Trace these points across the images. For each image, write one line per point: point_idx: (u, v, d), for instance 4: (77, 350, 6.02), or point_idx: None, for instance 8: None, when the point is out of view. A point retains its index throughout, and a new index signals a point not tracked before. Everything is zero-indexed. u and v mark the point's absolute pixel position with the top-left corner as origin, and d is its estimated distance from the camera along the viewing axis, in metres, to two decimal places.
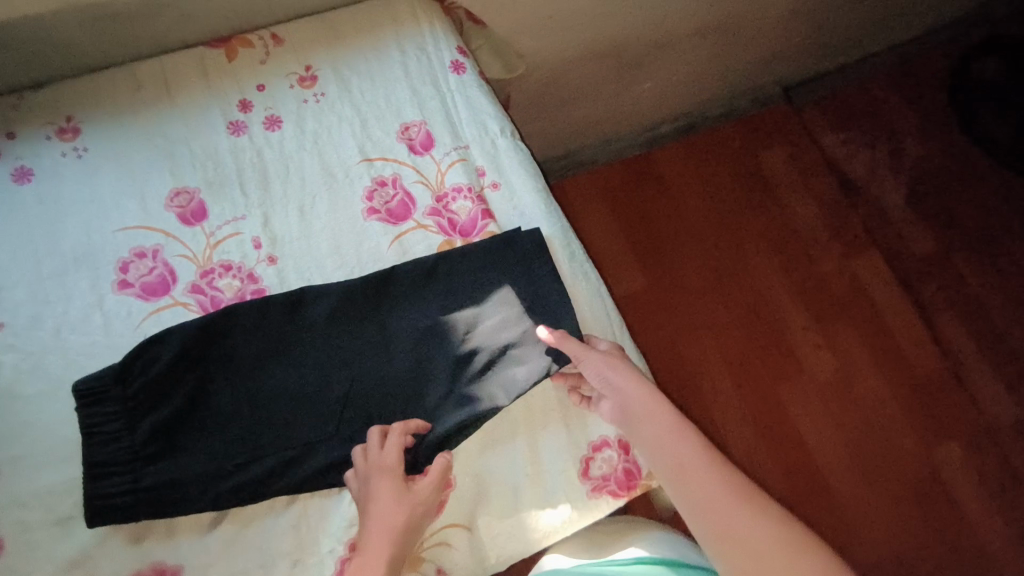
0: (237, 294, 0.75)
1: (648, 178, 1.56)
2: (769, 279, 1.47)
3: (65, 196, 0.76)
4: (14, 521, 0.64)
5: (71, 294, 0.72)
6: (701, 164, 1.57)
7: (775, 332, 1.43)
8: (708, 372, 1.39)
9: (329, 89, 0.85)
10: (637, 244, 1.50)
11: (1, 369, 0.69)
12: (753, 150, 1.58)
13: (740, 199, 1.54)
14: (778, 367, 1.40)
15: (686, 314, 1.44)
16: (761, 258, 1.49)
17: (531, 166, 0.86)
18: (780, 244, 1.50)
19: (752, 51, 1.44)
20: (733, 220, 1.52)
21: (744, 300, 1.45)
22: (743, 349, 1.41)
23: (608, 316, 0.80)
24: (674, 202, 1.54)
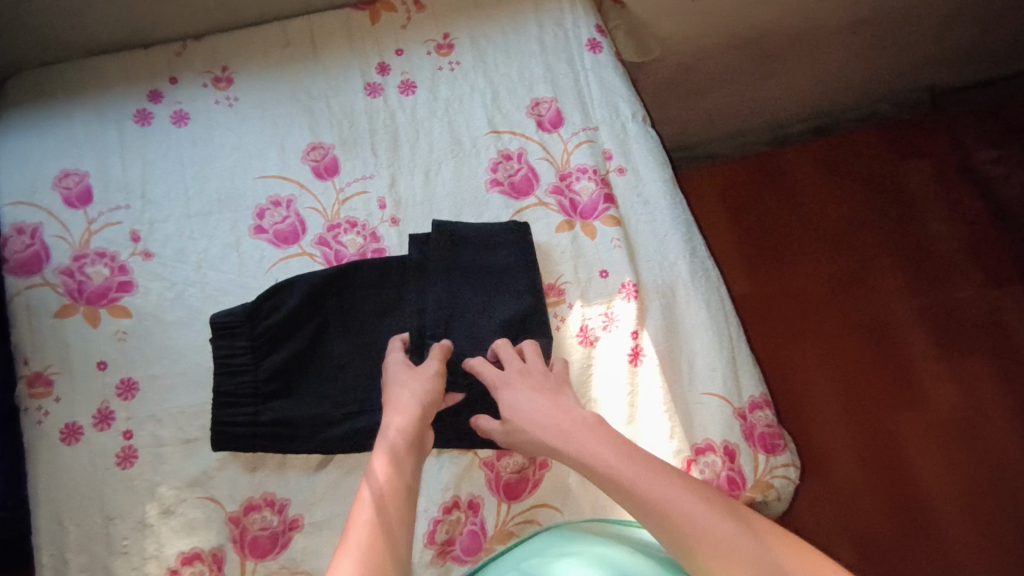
0: (359, 251, 0.77)
1: (769, 181, 1.47)
2: (891, 299, 1.36)
3: (215, 141, 0.81)
4: (150, 434, 0.70)
5: (213, 233, 0.77)
6: (828, 169, 1.47)
7: (891, 356, 1.32)
8: (809, 388, 1.31)
9: (465, 59, 0.86)
10: (748, 248, 1.42)
11: (148, 296, 0.75)
12: (890, 159, 1.46)
13: (868, 210, 1.43)
14: (891, 397, 1.29)
15: (792, 324, 1.36)
16: (885, 278, 1.38)
17: (660, 154, 0.83)
18: (910, 266, 1.38)
19: (903, 52, 1.33)
20: (858, 232, 1.42)
21: (859, 318, 1.35)
22: (853, 372, 1.32)
23: (726, 317, 0.76)
24: (794, 208, 1.44)
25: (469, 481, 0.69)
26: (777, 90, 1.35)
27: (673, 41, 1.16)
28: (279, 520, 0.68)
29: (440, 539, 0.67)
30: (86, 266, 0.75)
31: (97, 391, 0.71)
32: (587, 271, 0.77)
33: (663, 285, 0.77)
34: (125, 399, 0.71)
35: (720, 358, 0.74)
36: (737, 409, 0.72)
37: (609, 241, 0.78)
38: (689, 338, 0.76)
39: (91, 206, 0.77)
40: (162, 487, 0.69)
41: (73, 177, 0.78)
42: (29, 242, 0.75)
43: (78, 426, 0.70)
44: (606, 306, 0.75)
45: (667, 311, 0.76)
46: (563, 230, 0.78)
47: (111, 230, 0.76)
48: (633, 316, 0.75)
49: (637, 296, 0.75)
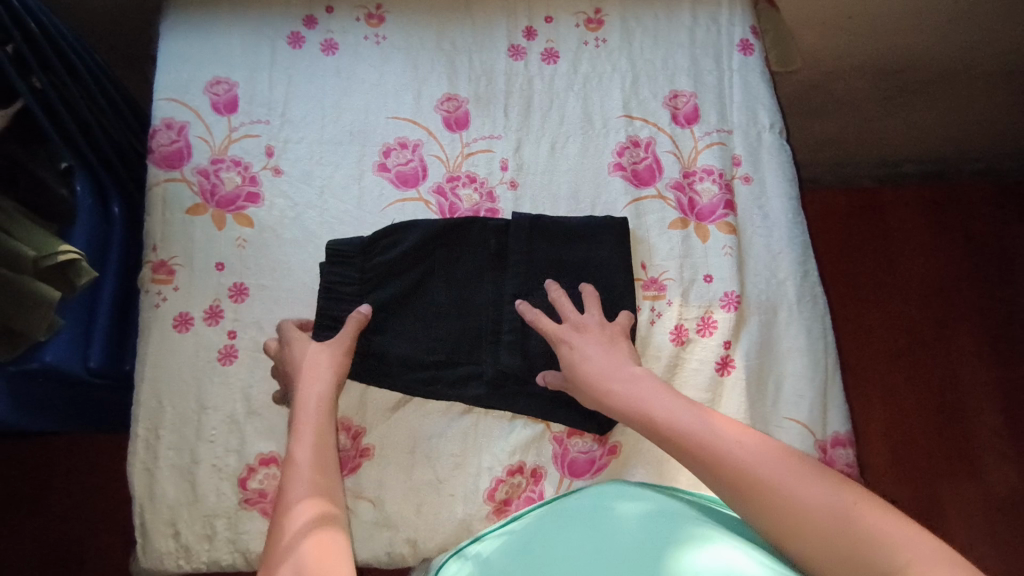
0: (473, 207, 0.78)
1: (875, 217, 1.39)
2: (976, 366, 1.29)
3: (357, 74, 0.83)
4: (251, 339, 0.74)
5: (340, 162, 0.80)
6: (940, 217, 1.38)
7: (961, 424, 1.26)
8: (867, 438, 1.26)
9: (612, 38, 0.85)
10: (837, 282, 1.35)
11: (271, 210, 0.78)
12: (1009, 221, 1.37)
13: (972, 269, 1.35)
14: (953, 467, 1.23)
15: (865, 370, 1.30)
16: (975, 345, 1.31)
17: (791, 170, 0.81)
18: (1003, 337, 1.31)
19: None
20: (956, 290, 1.34)
21: (937, 378, 1.29)
22: (918, 434, 1.26)
23: (825, 347, 0.73)
24: (894, 251, 1.37)
25: (536, 450, 0.71)
26: (912, 126, 1.28)
27: (817, 56, 1.12)
28: (352, 446, 0.71)
29: (499, 497, 0.70)
30: (221, 171, 0.79)
31: (212, 288, 0.75)
32: (692, 272, 0.76)
33: (766, 302, 0.75)
34: (236, 301, 0.75)
35: (811, 386, 0.71)
36: (819, 440, 0.70)
37: (720, 247, 0.76)
38: (782, 358, 0.73)
39: (235, 115, 0.81)
40: (254, 389, 0.73)
41: (223, 86, 0.82)
42: (175, 138, 0.80)
43: (190, 316, 0.74)
44: (706, 310, 0.74)
45: (765, 328, 0.74)
46: (676, 227, 0.77)
47: (249, 141, 0.80)
48: (730, 326, 0.73)
49: (737, 308, 0.74)
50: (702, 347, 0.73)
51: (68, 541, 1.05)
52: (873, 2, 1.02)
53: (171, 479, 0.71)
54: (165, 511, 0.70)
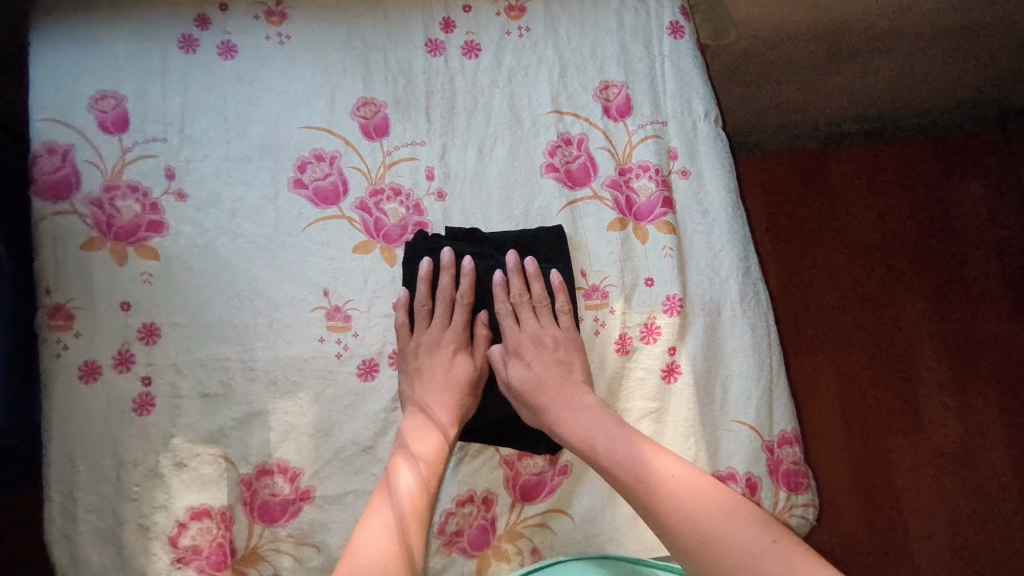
0: (401, 222, 0.73)
1: (815, 184, 1.40)
2: (915, 322, 1.34)
3: (261, 81, 0.76)
4: (169, 384, 0.69)
5: (251, 180, 0.73)
6: (877, 178, 1.40)
7: (903, 380, 1.31)
8: (818, 403, 1.29)
9: (536, 26, 0.79)
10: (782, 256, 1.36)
11: (179, 238, 0.71)
12: (942, 177, 1.41)
13: (910, 227, 1.38)
14: (899, 427, 1.28)
15: (812, 335, 1.33)
16: (914, 304, 1.34)
17: (729, 160, 0.78)
18: (940, 294, 1.35)
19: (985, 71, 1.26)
20: (895, 249, 1.37)
21: (880, 338, 1.33)
22: (868, 398, 1.30)
23: (769, 345, 0.73)
24: (838, 218, 1.38)
25: (487, 476, 0.68)
26: (848, 89, 1.28)
27: (753, 25, 1.08)
28: (291, 488, 0.67)
29: (450, 530, 0.66)
30: (117, 199, 0.71)
31: (119, 331, 0.69)
32: (633, 276, 0.73)
33: (710, 303, 0.73)
34: (147, 343, 0.69)
35: (756, 386, 0.71)
36: (766, 441, 0.70)
37: (661, 249, 0.74)
38: (728, 361, 0.72)
39: (127, 134, 0.73)
40: (178, 439, 0.68)
41: (110, 100, 0.73)
42: (60, 164, 0.71)
43: (98, 365, 0.68)
44: (649, 317, 0.72)
45: (710, 330, 0.72)
46: (614, 228, 0.74)
47: (146, 163, 0.73)
48: (674, 332, 0.72)
49: (680, 312, 0.72)
50: (646, 355, 0.72)
51: None
52: None
53: (94, 543, 0.65)
54: None
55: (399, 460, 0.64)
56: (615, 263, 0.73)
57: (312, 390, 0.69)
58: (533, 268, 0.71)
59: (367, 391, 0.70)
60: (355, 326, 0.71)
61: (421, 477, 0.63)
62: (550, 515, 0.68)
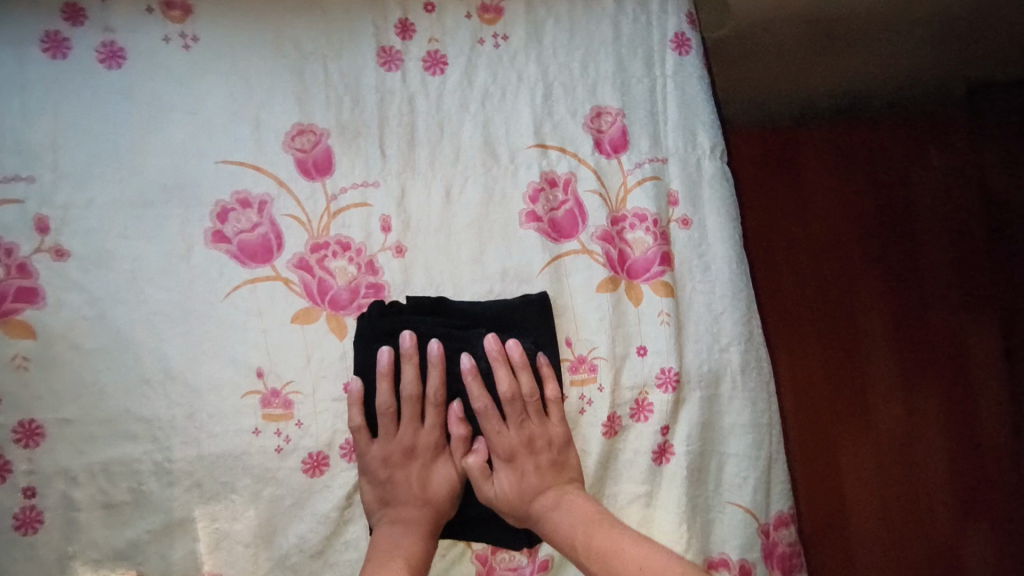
0: (351, 284, 0.60)
1: (823, 159, 1.04)
2: (963, 352, 0.99)
3: (162, 99, 0.58)
4: (60, 494, 0.55)
5: (156, 231, 0.58)
6: (907, 152, 1.05)
7: (952, 438, 0.95)
8: (845, 480, 0.92)
9: (514, 34, 0.65)
10: (792, 245, 1.00)
11: (60, 309, 0.56)
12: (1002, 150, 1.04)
13: (952, 220, 1.04)
14: (868, 491, 0.92)
15: (829, 378, 0.96)
16: (961, 325, 1.00)
17: (734, 205, 0.68)
18: (905, 289, 1.01)
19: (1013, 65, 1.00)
20: (932, 248, 1.03)
21: (917, 376, 0.98)
22: (869, 462, 0.93)
23: (769, 420, 0.66)
24: (825, 198, 1.02)
25: None
26: None
27: None
28: None
29: None
30: None
31: None
32: (624, 346, 0.64)
33: (708, 374, 0.65)
34: (27, 447, 0.55)
35: (753, 465, 0.65)
36: (762, 524, 0.64)
37: (656, 314, 0.64)
38: (724, 436, 0.65)
39: None
40: (77, 560, 0.55)
41: None
42: None
43: None
44: (640, 392, 0.64)
45: (707, 405, 0.65)
46: (604, 290, 0.64)
47: (8, 210, 0.55)
48: (668, 409, 0.64)
49: (675, 388, 0.64)
50: (637, 435, 0.64)
51: None
52: None
53: None
54: None
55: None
56: (605, 332, 0.63)
57: (247, 492, 0.58)
58: (517, 351, 0.59)
59: (313, 490, 0.59)
60: (298, 414, 0.59)
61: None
62: None
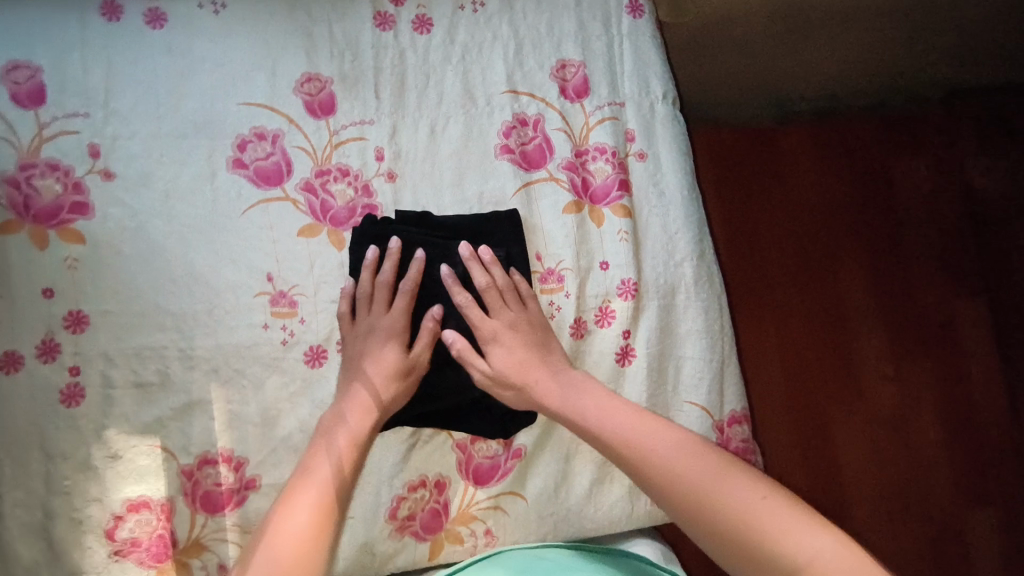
0: (349, 205, 0.70)
1: (762, 146, 1.42)
2: (853, 286, 1.38)
3: (195, 53, 0.71)
4: (99, 375, 0.66)
5: (186, 158, 0.69)
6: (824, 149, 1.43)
7: (839, 338, 1.36)
8: (759, 359, 1.34)
9: (490, 0, 0.76)
10: (730, 207, 1.40)
11: (106, 221, 0.67)
12: (890, 151, 1.44)
13: (855, 197, 1.42)
14: (772, 367, 1.33)
15: (755, 296, 1.36)
16: (854, 266, 1.39)
17: (686, 143, 0.77)
18: (811, 241, 1.40)
19: (917, 45, 1.27)
20: (839, 215, 1.41)
21: (819, 299, 1.37)
22: (770, 350, 1.34)
23: (721, 328, 0.73)
24: (753, 182, 1.40)
25: (439, 461, 0.69)
26: (803, 64, 1.28)
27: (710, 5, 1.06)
28: (235, 477, 0.67)
29: (402, 514, 0.67)
30: (35, 178, 0.66)
31: (43, 320, 0.65)
32: (587, 260, 0.72)
33: (665, 286, 0.73)
34: (74, 332, 0.66)
35: (709, 367, 0.72)
36: (716, 420, 0.72)
37: (615, 232, 0.73)
38: (681, 342, 0.72)
39: (44, 108, 0.67)
40: (110, 431, 0.66)
41: (24, 71, 0.67)
42: None
43: (21, 356, 0.65)
44: (603, 300, 0.72)
45: (664, 313, 0.72)
46: (569, 211, 0.73)
47: (67, 140, 0.67)
48: (629, 315, 0.71)
49: (634, 297, 0.72)
50: (601, 339, 0.71)
51: None
52: None
53: (27, 537, 0.64)
54: None
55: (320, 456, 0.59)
56: (570, 247, 0.72)
57: (255, 379, 0.68)
58: (489, 255, 0.68)
59: (312, 379, 0.69)
60: (301, 312, 0.69)
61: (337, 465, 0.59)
62: (502, 498, 0.69)
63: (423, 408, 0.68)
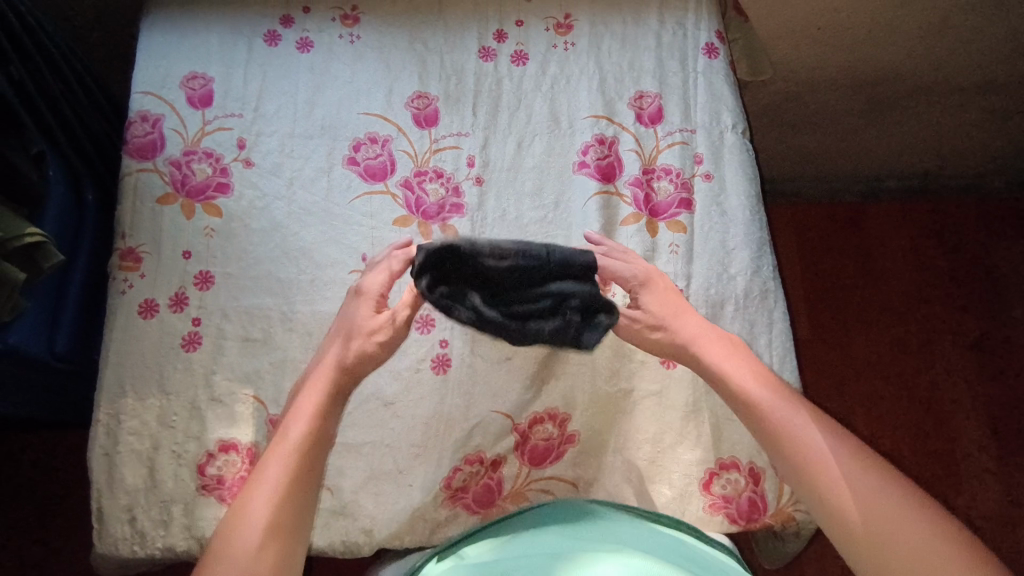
0: (439, 201, 0.80)
1: (856, 219, 1.45)
2: (950, 360, 1.36)
3: (330, 72, 0.85)
4: (214, 327, 0.75)
5: (311, 154, 0.82)
6: (920, 224, 1.44)
7: (936, 413, 1.32)
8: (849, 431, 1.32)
9: (580, 41, 0.87)
10: (820, 274, 1.42)
11: (240, 200, 0.79)
12: (991, 225, 1.43)
13: (954, 270, 1.41)
14: (862, 439, 1.31)
15: (843, 365, 1.36)
16: (951, 339, 1.37)
17: (753, 170, 0.82)
18: (907, 312, 1.39)
19: (1010, 121, 1.26)
20: (936, 288, 1.40)
21: (912, 371, 1.35)
22: (861, 421, 1.32)
23: (779, 343, 0.74)
24: (845, 253, 1.43)
25: (496, 439, 0.72)
26: (892, 137, 1.30)
27: (788, 66, 1.13)
28: None
29: (455, 485, 0.71)
30: (193, 162, 0.80)
31: (178, 275, 0.77)
32: None
33: (714, 298, 0.75)
34: (201, 288, 0.76)
35: None
36: None
37: (668, 245, 0.78)
38: None
39: (209, 109, 0.82)
40: (217, 376, 0.74)
41: (199, 81, 0.83)
42: (149, 130, 0.81)
43: (155, 303, 0.75)
44: None
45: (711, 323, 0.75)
46: (628, 222, 0.79)
47: (222, 134, 0.82)
48: None
49: None
50: None
51: (47, 535, 1.07)
52: (842, 14, 1.04)
53: (132, 464, 0.71)
54: (122, 498, 0.70)
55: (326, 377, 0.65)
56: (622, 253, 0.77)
57: None
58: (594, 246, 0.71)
59: None
60: None
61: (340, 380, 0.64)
62: (551, 481, 0.71)
63: (504, 274, 0.59)
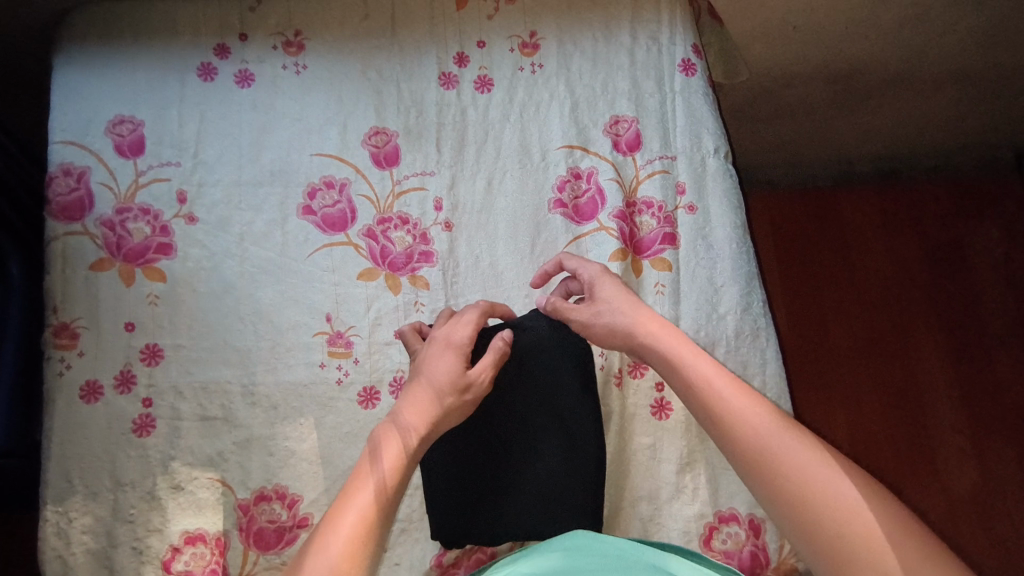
0: (407, 250, 0.74)
1: (828, 208, 1.43)
2: (924, 350, 1.36)
3: (276, 109, 0.77)
4: (168, 407, 0.69)
5: (261, 204, 0.74)
6: (891, 213, 1.43)
7: (912, 403, 1.33)
8: (828, 423, 1.32)
9: (548, 63, 0.80)
10: (796, 268, 1.40)
11: (186, 261, 0.72)
12: (959, 212, 1.43)
13: (925, 259, 1.41)
14: (840, 431, 1.31)
15: (822, 358, 1.36)
16: (924, 328, 1.38)
17: (738, 197, 0.77)
18: (883, 305, 1.38)
19: (982, 107, 1.24)
20: (908, 277, 1.40)
21: (888, 362, 1.36)
22: (839, 413, 1.32)
23: (771, 384, 0.71)
24: (820, 245, 1.41)
25: None
26: (863, 126, 1.27)
27: (761, 64, 1.08)
28: (288, 516, 0.67)
29: (447, 561, 0.67)
30: (128, 221, 0.72)
31: (122, 351, 0.69)
32: None
33: (703, 340, 0.72)
34: (149, 364, 0.69)
35: None
36: None
37: (653, 285, 0.74)
38: None
39: (142, 158, 0.74)
40: (177, 462, 0.68)
41: (128, 125, 0.74)
42: (75, 186, 0.72)
43: (99, 384, 0.68)
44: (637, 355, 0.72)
45: None
46: (615, 258, 0.73)
47: (159, 186, 0.73)
48: None
49: None
50: (636, 391, 0.72)
51: None
52: (818, 10, 0.99)
53: (88, 566, 0.65)
54: None
55: (361, 481, 0.51)
56: None
57: (312, 416, 0.69)
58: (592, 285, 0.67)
59: (366, 419, 0.70)
60: (355, 353, 0.71)
61: (380, 502, 0.50)
62: None
63: None
